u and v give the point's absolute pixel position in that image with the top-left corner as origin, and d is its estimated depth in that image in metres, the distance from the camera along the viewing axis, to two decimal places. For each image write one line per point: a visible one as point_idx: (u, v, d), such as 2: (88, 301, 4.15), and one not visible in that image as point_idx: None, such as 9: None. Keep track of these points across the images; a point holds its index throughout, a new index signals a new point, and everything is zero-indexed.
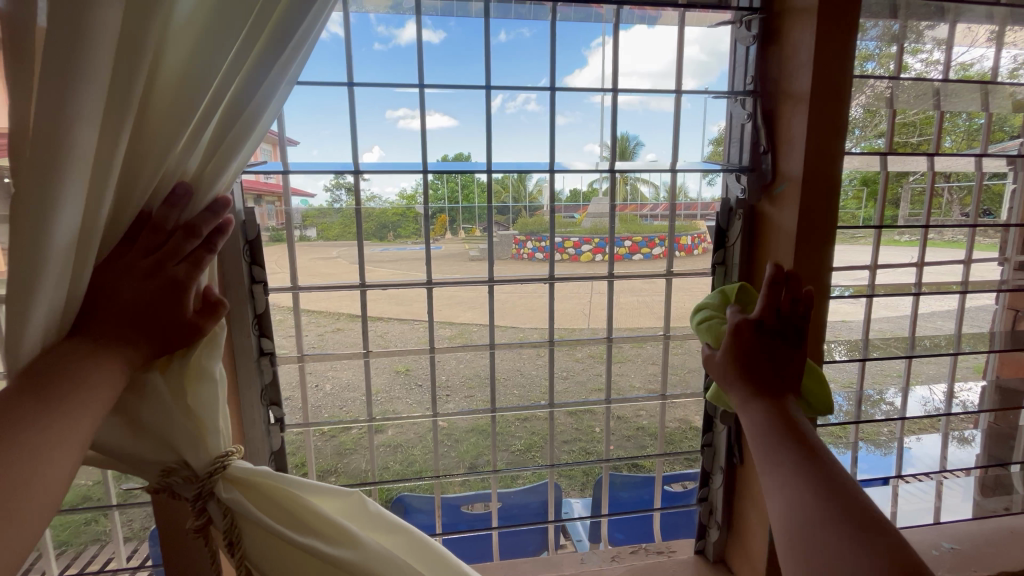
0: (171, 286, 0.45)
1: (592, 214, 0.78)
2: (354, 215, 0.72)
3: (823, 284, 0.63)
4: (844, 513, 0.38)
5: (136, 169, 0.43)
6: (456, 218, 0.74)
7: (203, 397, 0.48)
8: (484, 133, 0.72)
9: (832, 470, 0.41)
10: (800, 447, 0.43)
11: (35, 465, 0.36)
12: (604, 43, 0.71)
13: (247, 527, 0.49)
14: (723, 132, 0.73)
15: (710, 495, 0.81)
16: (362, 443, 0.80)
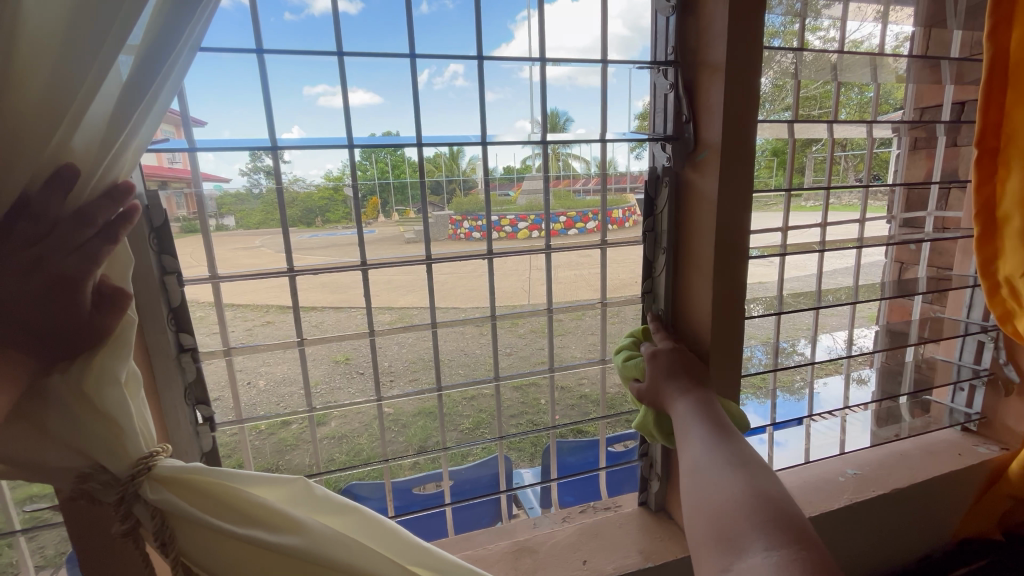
0: (62, 282, 0.42)
1: (525, 190, 0.82)
2: (275, 198, 0.69)
3: (739, 245, 0.67)
4: (732, 458, 0.53)
5: (10, 149, 0.37)
6: (387, 200, 0.75)
7: (111, 400, 0.43)
8: (411, 110, 0.70)
9: (735, 440, 0.56)
10: (716, 426, 0.58)
11: None
12: (529, 16, 0.72)
13: (180, 527, 0.45)
14: (646, 106, 0.75)
15: (650, 449, 0.85)
16: (302, 435, 0.77)
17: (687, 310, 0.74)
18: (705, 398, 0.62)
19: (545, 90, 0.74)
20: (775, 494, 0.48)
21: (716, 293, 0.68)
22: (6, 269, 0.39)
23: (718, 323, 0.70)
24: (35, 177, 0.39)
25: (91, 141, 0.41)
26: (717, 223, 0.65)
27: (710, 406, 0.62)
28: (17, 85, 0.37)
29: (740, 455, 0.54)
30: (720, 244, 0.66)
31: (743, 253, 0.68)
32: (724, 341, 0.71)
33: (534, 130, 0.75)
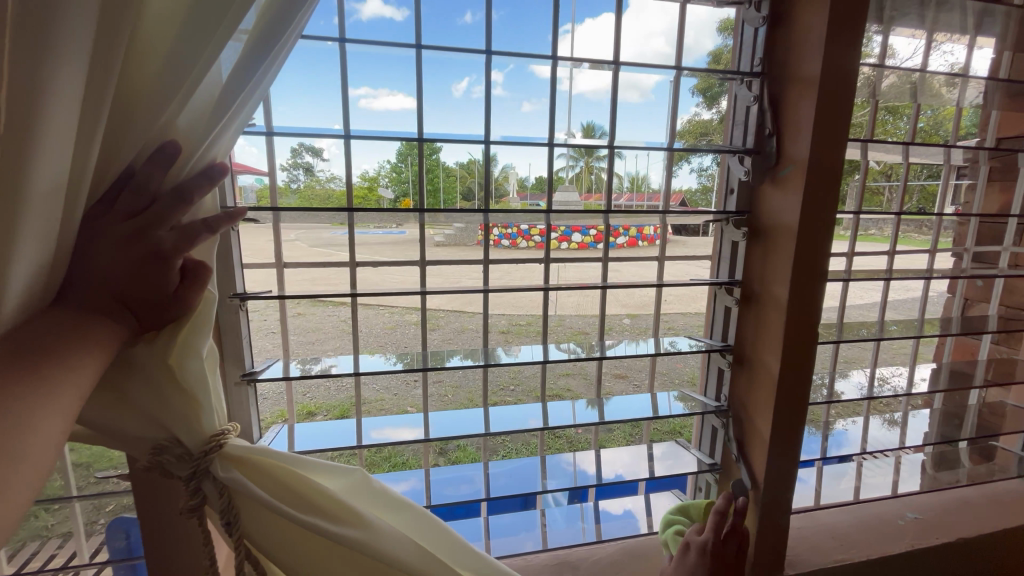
0: (153, 257, 0.41)
1: (561, 201, 0.74)
2: (313, 195, 0.66)
3: (819, 265, 0.62)
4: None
5: (124, 122, 0.39)
6: (421, 201, 0.70)
7: (193, 372, 0.43)
8: (481, 115, 0.69)
9: None
10: None
11: (21, 426, 0.33)
12: (572, 31, 0.69)
13: (247, 508, 0.45)
14: (687, 125, 0.75)
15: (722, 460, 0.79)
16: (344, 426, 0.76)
17: (754, 351, 0.70)
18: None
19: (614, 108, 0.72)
20: None
21: (789, 334, 0.64)
22: (106, 236, 0.40)
23: (781, 376, 0.66)
24: (143, 149, 0.40)
25: (196, 119, 0.42)
26: (796, 242, 0.61)
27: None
28: (138, 64, 0.38)
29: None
30: (797, 276, 0.62)
31: (822, 284, 0.63)
32: (786, 398, 0.67)
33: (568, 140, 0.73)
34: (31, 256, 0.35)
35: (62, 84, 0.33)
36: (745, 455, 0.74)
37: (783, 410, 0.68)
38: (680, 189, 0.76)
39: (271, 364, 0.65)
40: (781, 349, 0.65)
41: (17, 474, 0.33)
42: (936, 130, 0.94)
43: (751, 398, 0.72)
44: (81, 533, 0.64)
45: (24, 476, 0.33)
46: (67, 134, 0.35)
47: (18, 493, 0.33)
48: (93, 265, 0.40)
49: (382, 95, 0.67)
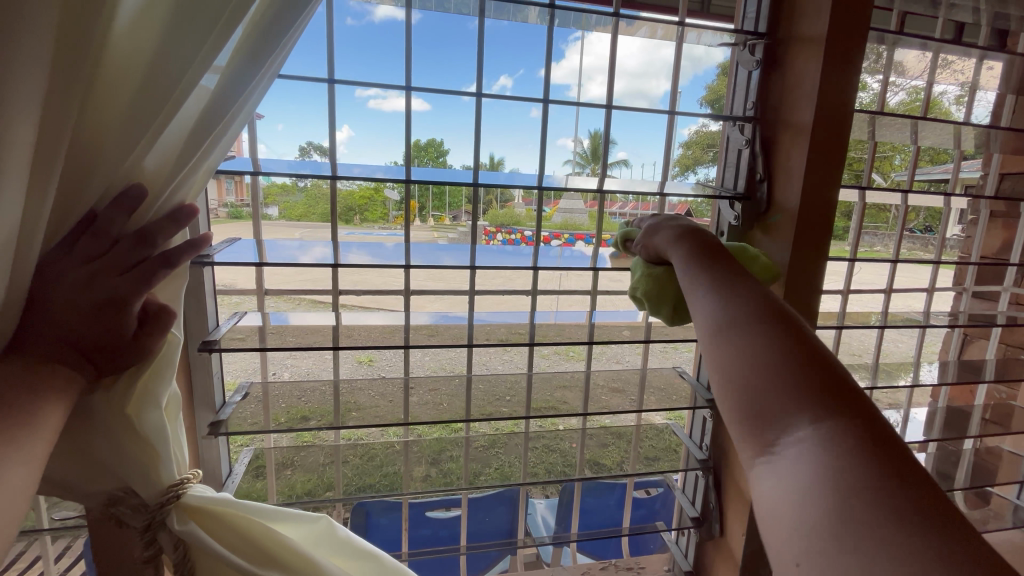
0: (111, 302, 0.40)
1: (563, 209, 0.70)
2: (321, 194, 0.64)
3: (807, 313, 0.60)
4: (859, 483, 0.27)
5: (86, 168, 0.38)
6: (426, 204, 0.66)
7: (150, 424, 0.42)
8: (473, 135, 0.66)
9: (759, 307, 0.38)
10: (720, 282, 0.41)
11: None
12: (582, 38, 0.66)
13: (203, 560, 0.44)
14: (692, 136, 0.70)
15: (705, 513, 0.76)
16: (337, 440, 0.74)
17: None
18: (811, 373, 0.33)
19: (609, 115, 0.68)
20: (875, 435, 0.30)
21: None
22: (61, 283, 0.39)
23: None
24: (105, 194, 0.39)
25: (162, 162, 0.41)
26: (787, 293, 0.59)
27: (834, 386, 0.33)
28: (100, 110, 0.37)
29: (878, 473, 0.27)
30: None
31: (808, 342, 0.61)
32: None
33: (576, 150, 0.69)
34: None
35: (14, 136, 0.32)
36: (725, 511, 0.73)
37: None
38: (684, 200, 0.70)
39: (242, 395, 0.65)
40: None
41: None
42: (950, 156, 0.88)
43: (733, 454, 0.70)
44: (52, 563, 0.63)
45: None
46: (20, 185, 0.33)
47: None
48: (50, 315, 0.38)
49: (393, 98, 0.62)
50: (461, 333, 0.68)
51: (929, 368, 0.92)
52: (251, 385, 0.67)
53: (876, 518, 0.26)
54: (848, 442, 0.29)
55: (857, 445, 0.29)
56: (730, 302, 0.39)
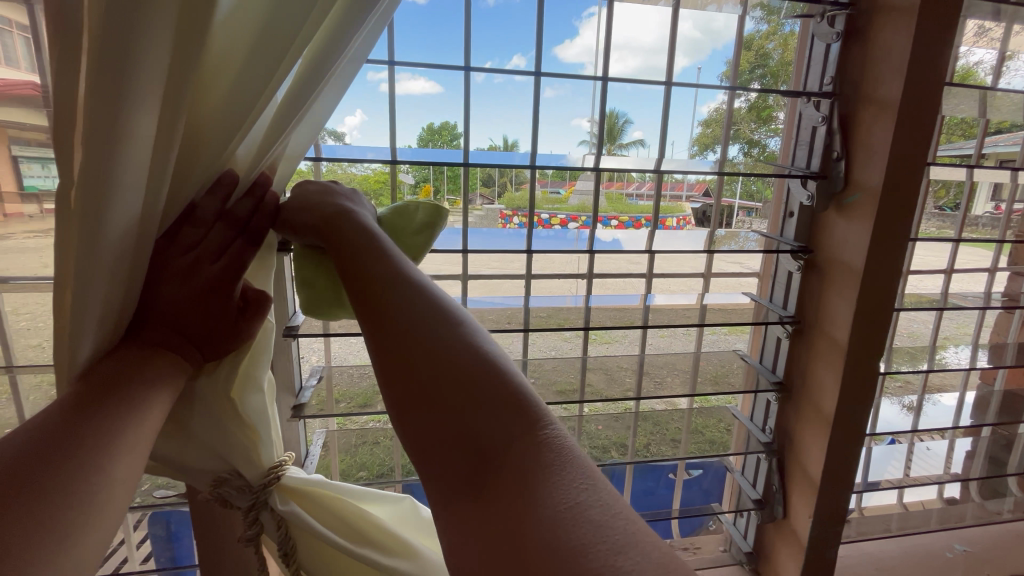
0: (213, 289, 0.41)
1: (581, 190, 0.67)
2: (338, 179, 0.62)
3: (887, 295, 0.59)
4: (543, 515, 0.29)
5: (193, 155, 0.38)
6: (441, 187, 0.64)
7: (252, 408, 0.43)
8: (529, 119, 0.64)
9: (427, 323, 0.39)
10: (394, 292, 0.40)
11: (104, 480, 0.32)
12: (597, 14, 0.62)
13: (302, 537, 0.46)
14: (712, 113, 0.66)
15: (768, 497, 0.75)
16: (367, 421, 0.74)
17: (806, 384, 0.68)
18: (500, 399, 0.35)
19: (668, 94, 0.65)
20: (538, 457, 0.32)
21: (846, 376, 0.62)
22: (169, 272, 0.40)
23: (836, 421, 0.64)
24: (205, 184, 0.40)
25: (254, 151, 0.41)
26: (867, 275, 0.58)
27: (501, 415, 0.35)
28: (207, 97, 0.38)
29: (561, 492, 0.30)
30: (859, 317, 0.60)
31: (885, 326, 0.60)
32: (842, 439, 0.65)
33: (590, 131, 0.65)
34: (109, 292, 0.36)
35: (134, 130, 0.33)
36: (789, 495, 0.72)
37: (834, 452, 0.65)
38: (703, 178, 0.68)
39: (317, 377, 0.66)
40: (837, 390, 0.63)
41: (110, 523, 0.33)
42: None
43: (801, 438, 0.69)
44: (132, 543, 0.68)
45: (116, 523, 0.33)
46: (140, 179, 0.34)
47: (87, 548, 0.31)
48: (158, 300, 0.40)
49: (405, 80, 0.61)
50: (511, 315, 0.68)
51: (982, 352, 0.87)
52: (322, 368, 0.68)
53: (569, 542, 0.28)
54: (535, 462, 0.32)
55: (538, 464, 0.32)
56: (403, 325, 0.38)
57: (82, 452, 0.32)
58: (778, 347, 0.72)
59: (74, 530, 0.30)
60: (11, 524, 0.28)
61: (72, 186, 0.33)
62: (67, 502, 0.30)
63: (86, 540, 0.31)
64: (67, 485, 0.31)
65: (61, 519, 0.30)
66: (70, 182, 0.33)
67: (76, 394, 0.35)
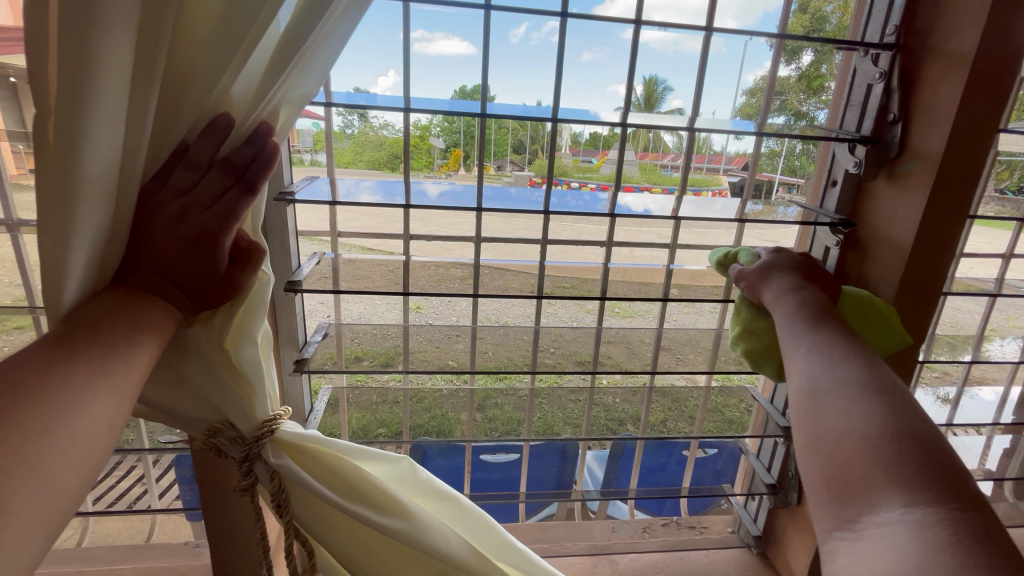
0: (202, 237, 0.39)
1: (611, 160, 0.62)
2: (370, 142, 0.59)
3: (936, 273, 0.54)
4: (922, 490, 0.31)
5: (178, 93, 0.36)
6: (471, 152, 0.60)
7: (247, 362, 0.43)
8: (556, 77, 0.59)
9: (851, 348, 0.40)
10: (824, 334, 0.42)
11: (74, 420, 0.32)
12: None
13: (296, 490, 0.46)
14: (761, 81, 0.60)
15: (784, 482, 0.73)
16: (385, 381, 0.74)
17: None
18: (882, 394, 0.36)
19: (709, 50, 0.59)
20: (924, 440, 0.33)
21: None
22: (158, 215, 0.38)
23: None
24: (196, 123, 0.38)
25: (249, 90, 0.39)
26: (914, 250, 0.53)
27: (910, 425, 0.34)
28: (190, 29, 0.36)
29: (945, 483, 0.31)
30: (899, 298, 0.55)
31: (926, 309, 0.56)
32: None
33: (629, 98, 0.60)
34: (88, 234, 0.34)
35: (109, 58, 0.31)
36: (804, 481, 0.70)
37: None
38: (741, 151, 0.63)
39: (323, 334, 0.66)
40: None
41: (85, 464, 0.32)
42: None
43: None
44: (155, 493, 0.70)
45: (92, 462, 0.33)
46: (118, 112, 0.33)
47: (67, 482, 0.31)
48: (147, 246, 0.39)
49: (437, 39, 0.57)
50: (532, 283, 0.66)
51: None
52: (330, 325, 0.68)
53: (949, 519, 0.29)
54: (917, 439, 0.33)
55: (923, 445, 0.33)
56: (839, 348, 0.40)
57: (59, 388, 0.31)
58: None
59: (50, 465, 0.30)
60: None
61: (48, 120, 0.32)
62: (43, 438, 0.30)
63: (65, 475, 0.31)
64: (42, 421, 0.30)
65: (35, 452, 0.29)
66: (46, 116, 0.32)
67: (57, 332, 0.34)
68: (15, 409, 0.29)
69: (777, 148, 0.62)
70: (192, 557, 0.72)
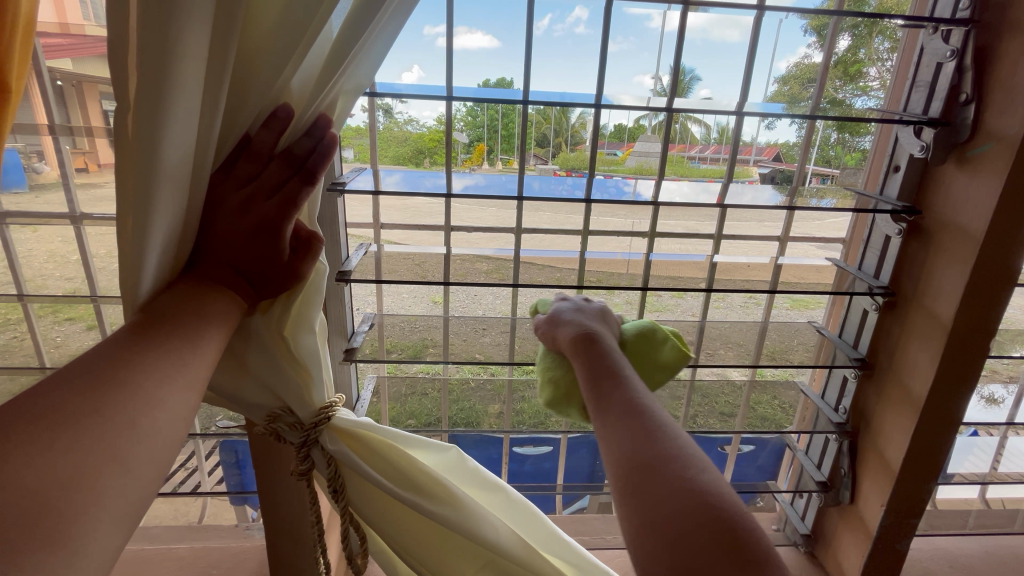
0: (265, 227, 0.40)
1: (639, 152, 0.61)
2: (393, 138, 0.59)
3: (1013, 263, 0.51)
4: None
5: (244, 85, 0.37)
6: (495, 147, 0.60)
7: (306, 349, 0.44)
8: (584, 67, 0.58)
9: (642, 417, 0.37)
10: (602, 400, 0.39)
11: (153, 412, 0.32)
12: None
13: (351, 476, 0.47)
14: (792, 68, 0.58)
15: (836, 480, 0.71)
16: (416, 371, 0.74)
17: (893, 363, 0.62)
18: (659, 474, 0.33)
19: (747, 34, 0.57)
20: (698, 512, 0.31)
21: (946, 358, 0.56)
22: (224, 206, 0.39)
23: (927, 407, 0.58)
24: (259, 114, 0.38)
25: (308, 82, 0.39)
26: (989, 241, 0.50)
27: (685, 502, 0.31)
28: (256, 21, 0.36)
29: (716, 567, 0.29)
30: (970, 291, 0.53)
31: (1001, 302, 0.53)
32: (931, 424, 0.59)
33: (655, 89, 0.59)
34: (163, 226, 0.36)
35: (186, 51, 0.32)
36: (858, 478, 0.68)
37: (921, 438, 0.60)
38: (773, 141, 0.60)
39: (369, 325, 0.67)
40: (933, 369, 0.57)
41: (165, 455, 0.33)
42: None
43: (882, 423, 0.64)
44: (204, 469, 0.72)
45: (171, 453, 0.33)
46: (193, 104, 0.34)
47: (149, 473, 0.32)
48: (214, 237, 0.40)
49: (461, 34, 0.56)
50: (569, 273, 0.66)
51: None
52: (373, 316, 0.69)
53: None
54: (619, 481, 0.34)
55: (692, 505, 0.31)
56: (632, 423, 0.36)
57: (141, 381, 0.33)
58: (864, 321, 0.65)
59: (133, 458, 0.31)
60: (70, 440, 0.29)
61: (128, 114, 0.33)
62: (129, 431, 0.31)
63: (147, 467, 0.32)
64: (129, 414, 0.31)
65: (125, 446, 0.30)
66: (127, 112, 0.33)
67: (135, 325, 0.36)
68: (102, 404, 0.31)
69: (811, 138, 0.60)
70: (243, 539, 0.75)
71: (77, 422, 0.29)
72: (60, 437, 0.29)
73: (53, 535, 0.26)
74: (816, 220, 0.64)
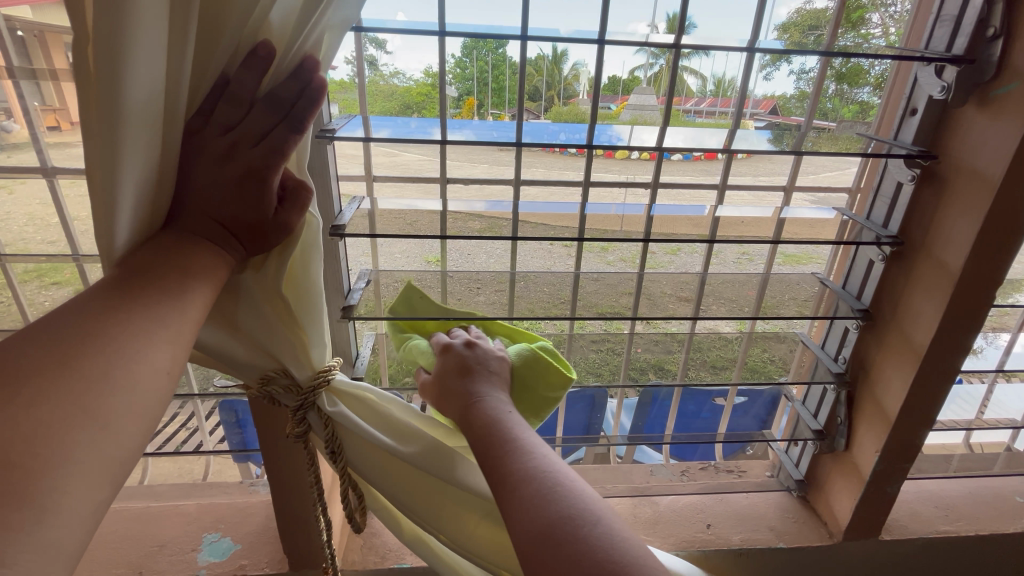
0: (249, 179, 0.37)
1: (634, 105, 0.58)
2: (382, 92, 0.56)
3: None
4: None
5: (217, 18, 0.34)
6: (485, 100, 0.57)
7: (301, 307, 0.42)
8: (579, 10, 0.54)
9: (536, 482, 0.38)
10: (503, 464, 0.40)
11: (131, 369, 0.31)
12: None
13: (349, 438, 0.46)
14: (794, 15, 0.55)
15: (832, 428, 0.72)
16: None
17: (895, 313, 0.61)
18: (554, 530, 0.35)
19: None
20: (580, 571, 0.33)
21: (950, 308, 0.55)
22: (204, 155, 0.37)
23: (927, 356, 0.58)
24: (236, 52, 0.35)
25: (289, 15, 0.36)
26: (1005, 186, 0.49)
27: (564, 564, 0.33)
28: None
29: None
30: (981, 239, 0.52)
31: (1009, 250, 0.52)
32: (929, 373, 0.60)
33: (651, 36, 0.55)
34: (135, 174, 0.33)
35: None
36: (854, 425, 0.69)
37: (918, 387, 0.60)
38: (769, 94, 0.58)
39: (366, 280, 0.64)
40: (935, 319, 0.56)
41: (148, 412, 0.32)
42: None
43: (880, 372, 0.64)
44: (205, 430, 0.73)
45: (156, 409, 0.32)
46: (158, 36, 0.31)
47: (130, 431, 0.30)
48: (195, 187, 0.37)
49: None
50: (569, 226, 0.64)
51: None
52: (369, 271, 0.66)
53: None
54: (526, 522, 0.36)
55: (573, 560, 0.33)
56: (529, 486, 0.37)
57: (116, 336, 0.31)
58: (869, 272, 0.63)
59: (112, 414, 0.29)
60: (37, 394, 0.27)
61: (87, 48, 0.30)
62: (104, 387, 0.29)
63: (127, 424, 0.30)
64: (102, 365, 0.30)
65: (100, 402, 0.29)
66: (86, 46, 0.30)
67: (116, 275, 0.34)
68: (72, 358, 0.29)
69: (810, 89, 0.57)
70: (248, 494, 0.76)
71: (45, 376, 0.28)
72: (24, 392, 0.27)
73: (20, 491, 0.25)
74: (815, 172, 0.63)
